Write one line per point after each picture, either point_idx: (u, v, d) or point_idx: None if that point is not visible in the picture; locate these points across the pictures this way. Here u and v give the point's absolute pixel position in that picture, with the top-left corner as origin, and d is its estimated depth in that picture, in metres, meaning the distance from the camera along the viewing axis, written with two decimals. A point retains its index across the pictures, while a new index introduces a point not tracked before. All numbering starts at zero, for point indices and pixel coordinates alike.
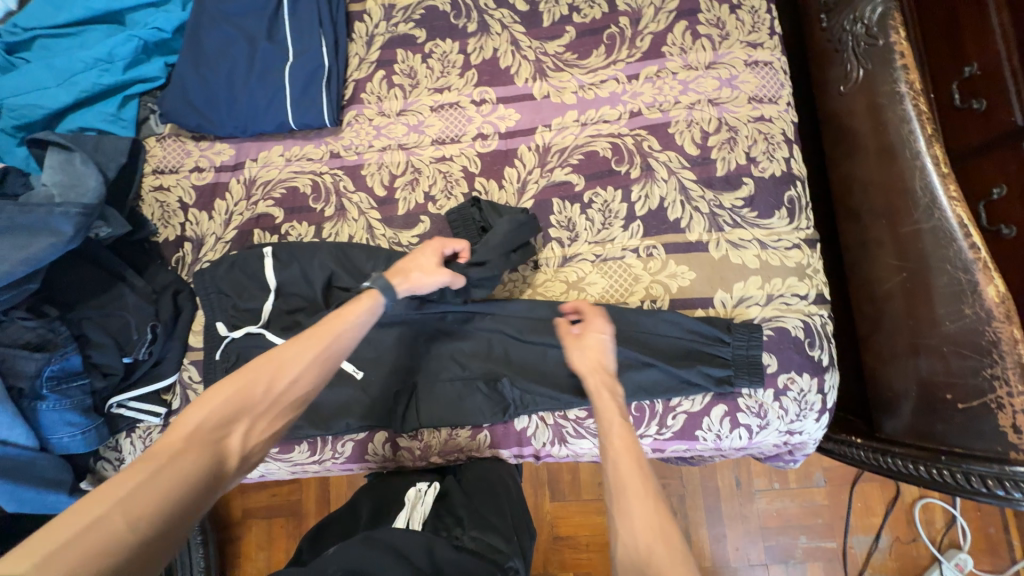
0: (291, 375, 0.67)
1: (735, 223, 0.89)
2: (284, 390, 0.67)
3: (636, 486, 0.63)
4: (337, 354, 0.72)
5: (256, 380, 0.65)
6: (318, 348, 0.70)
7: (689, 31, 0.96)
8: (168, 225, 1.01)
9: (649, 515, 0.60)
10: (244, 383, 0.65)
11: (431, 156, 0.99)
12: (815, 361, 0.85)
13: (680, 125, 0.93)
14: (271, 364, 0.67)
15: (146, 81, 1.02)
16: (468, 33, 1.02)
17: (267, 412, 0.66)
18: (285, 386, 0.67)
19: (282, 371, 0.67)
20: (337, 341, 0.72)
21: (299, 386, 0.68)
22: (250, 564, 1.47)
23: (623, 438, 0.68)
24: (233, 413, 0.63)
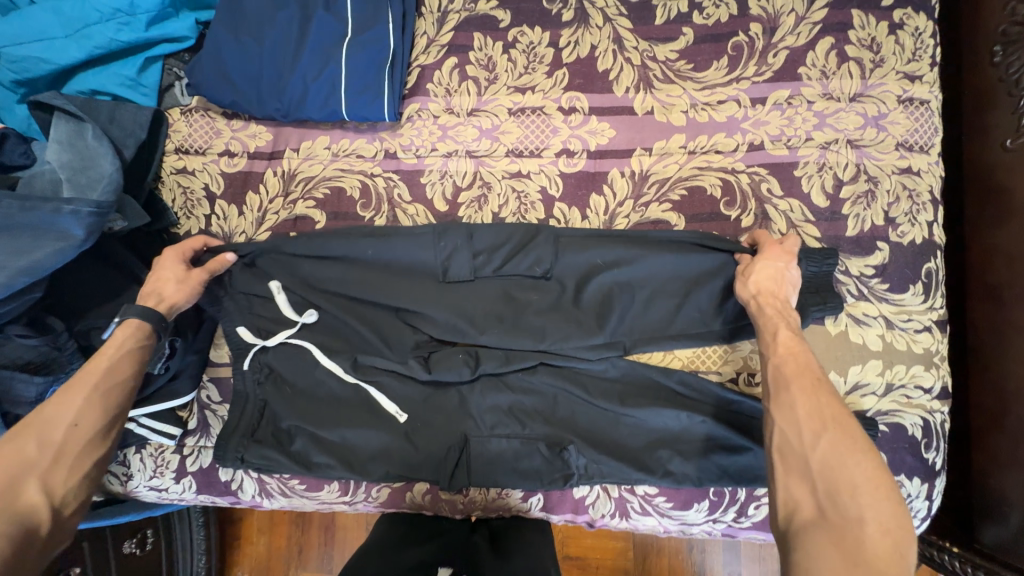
0: (42, 474, 0.59)
1: (860, 294, 0.75)
2: (71, 432, 0.63)
3: (802, 383, 0.59)
4: (101, 415, 0.65)
5: (36, 431, 0.61)
6: (26, 444, 0.60)
7: (835, 51, 0.79)
8: (191, 216, 0.88)
9: (823, 406, 0.57)
10: (11, 451, 0.60)
11: (504, 170, 0.84)
12: (929, 464, 0.74)
13: (809, 167, 0.77)
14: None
15: (174, 41, 0.86)
16: (563, 22, 0.84)
17: (58, 464, 0.61)
18: (68, 428, 0.63)
19: (21, 478, 0.58)
20: (77, 404, 0.64)
21: (93, 407, 0.65)
22: (252, 546, 1.27)
23: (789, 347, 0.63)
24: (13, 477, 0.58)
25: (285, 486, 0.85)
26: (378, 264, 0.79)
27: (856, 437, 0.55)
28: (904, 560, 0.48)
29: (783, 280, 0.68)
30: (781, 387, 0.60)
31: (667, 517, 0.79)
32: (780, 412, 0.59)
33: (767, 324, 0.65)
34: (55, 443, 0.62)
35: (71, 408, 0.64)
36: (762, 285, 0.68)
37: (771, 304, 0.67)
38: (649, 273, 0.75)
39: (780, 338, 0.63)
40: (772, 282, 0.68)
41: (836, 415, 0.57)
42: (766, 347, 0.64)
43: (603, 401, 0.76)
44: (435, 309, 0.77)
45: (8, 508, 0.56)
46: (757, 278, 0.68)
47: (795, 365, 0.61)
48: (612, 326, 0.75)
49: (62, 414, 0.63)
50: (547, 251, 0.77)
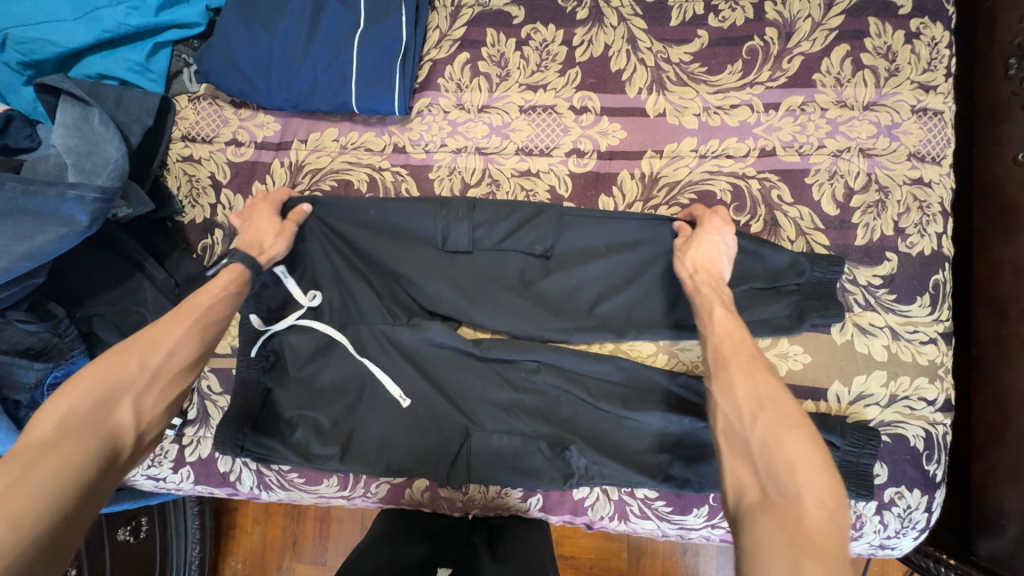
0: (135, 394, 0.58)
1: (867, 304, 0.75)
2: (167, 359, 0.61)
3: (739, 362, 0.60)
4: (195, 348, 0.63)
5: (137, 350, 0.60)
6: (127, 360, 0.58)
7: (851, 58, 0.78)
8: (196, 205, 0.87)
9: (761, 386, 0.58)
10: (113, 363, 0.58)
11: (513, 168, 0.83)
12: (930, 476, 0.74)
13: (820, 175, 0.77)
14: (70, 408, 0.54)
15: (182, 27, 0.85)
16: (577, 21, 0.84)
17: (151, 389, 0.59)
18: (166, 356, 0.61)
19: (116, 395, 0.56)
20: (180, 332, 0.63)
21: (189, 341, 0.63)
22: (245, 537, 1.28)
23: (726, 330, 0.63)
24: (109, 393, 0.56)
25: (283, 479, 0.84)
26: (385, 235, 0.82)
27: (790, 413, 0.56)
28: (841, 532, 0.48)
29: (717, 256, 0.71)
30: (721, 367, 0.60)
31: (665, 521, 0.79)
32: (723, 393, 0.59)
33: (703, 305, 0.67)
34: (152, 366, 0.60)
35: (172, 336, 0.62)
36: (698, 262, 0.70)
37: (705, 283, 0.69)
38: (647, 253, 0.78)
39: (716, 318, 0.65)
40: (705, 261, 0.71)
41: (770, 390, 0.58)
42: (705, 328, 0.65)
43: (607, 404, 0.75)
44: (433, 279, 0.80)
45: (99, 422, 0.55)
46: (694, 256, 0.71)
47: (734, 346, 0.62)
48: (605, 304, 0.79)
49: (159, 339, 0.61)
50: (545, 227, 0.78)
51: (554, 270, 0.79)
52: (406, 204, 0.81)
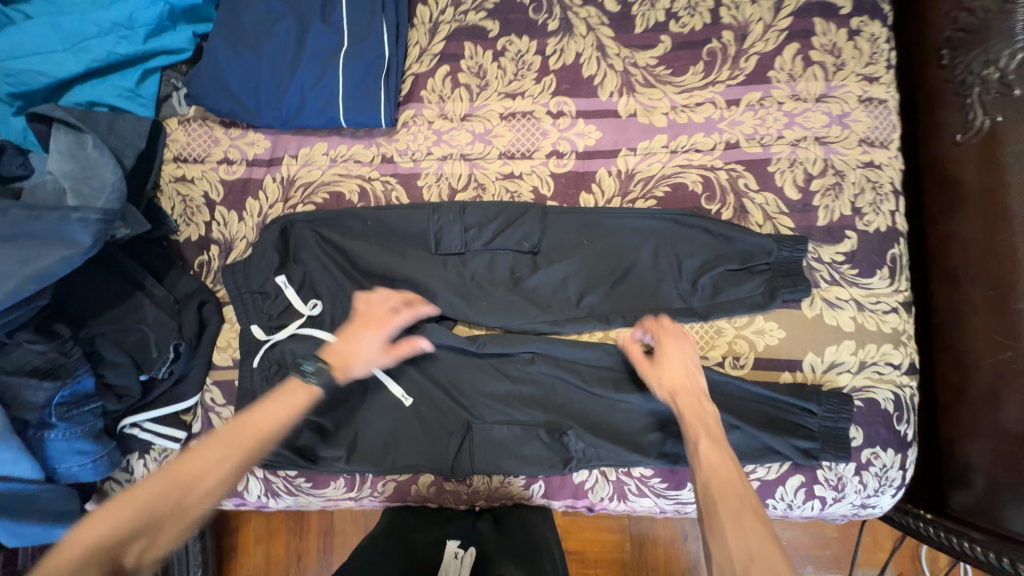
0: (154, 535, 0.57)
1: (832, 280, 0.81)
2: (257, 449, 0.65)
3: (728, 506, 0.62)
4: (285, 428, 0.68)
5: (245, 433, 0.65)
6: (168, 492, 0.59)
7: (801, 55, 0.85)
8: (191, 223, 0.90)
9: (751, 538, 0.59)
10: (212, 450, 0.63)
11: (497, 171, 0.88)
12: (902, 435, 0.80)
13: (781, 163, 0.83)
14: (97, 536, 0.55)
15: (171, 53, 0.88)
16: (548, 31, 0.89)
17: (237, 471, 0.64)
18: (268, 433, 0.66)
19: (140, 533, 0.56)
20: (223, 466, 0.62)
21: (284, 421, 0.68)
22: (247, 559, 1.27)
23: (710, 459, 0.66)
24: (196, 478, 0.61)
25: (291, 485, 0.86)
26: (380, 241, 0.86)
27: (770, 545, 0.58)
28: None
29: (689, 371, 0.75)
30: (710, 502, 0.63)
31: (662, 497, 0.83)
32: (715, 545, 0.60)
33: (689, 431, 0.70)
34: (251, 450, 0.64)
35: (271, 419, 0.67)
36: (676, 383, 0.74)
37: (685, 401, 0.72)
38: (627, 245, 0.83)
39: (702, 450, 0.68)
40: (685, 378, 0.74)
41: (745, 510, 0.61)
42: (694, 463, 0.67)
43: (600, 388, 0.80)
44: (427, 280, 0.84)
45: (113, 558, 0.54)
46: (667, 375, 0.74)
47: (718, 478, 0.65)
48: (592, 296, 0.83)
49: (198, 461, 0.62)
50: (531, 226, 0.84)
51: (541, 265, 0.84)
52: (399, 208, 0.85)
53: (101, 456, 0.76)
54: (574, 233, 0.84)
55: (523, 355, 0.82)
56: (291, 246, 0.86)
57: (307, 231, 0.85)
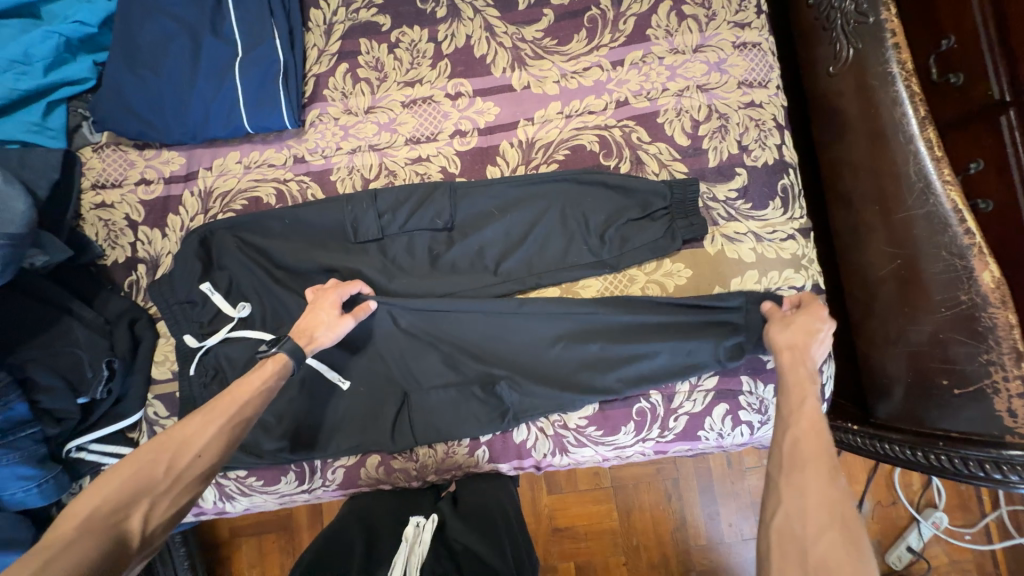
0: (154, 500, 0.58)
1: (730, 216, 0.86)
2: (241, 413, 0.67)
3: (818, 467, 0.56)
4: (260, 400, 0.69)
5: (226, 407, 0.67)
6: (158, 458, 0.60)
7: (674, 12, 0.90)
8: (116, 246, 0.92)
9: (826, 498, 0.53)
10: (195, 420, 0.64)
11: (405, 157, 0.91)
12: (815, 352, 0.85)
13: (669, 114, 0.88)
14: (97, 504, 0.55)
15: (74, 84, 0.90)
16: (438, 19, 0.93)
17: (220, 438, 0.64)
18: (247, 402, 0.68)
19: (137, 497, 0.57)
20: (211, 432, 0.64)
21: (260, 396, 0.70)
22: None
23: (810, 424, 0.61)
24: (183, 443, 0.62)
25: (243, 486, 0.88)
26: (299, 234, 0.89)
27: (852, 528, 0.51)
28: None
29: (814, 342, 0.73)
30: (794, 467, 0.56)
31: (601, 445, 0.86)
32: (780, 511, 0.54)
33: (786, 401, 0.65)
34: (237, 416, 0.67)
35: (248, 392, 0.69)
36: (793, 344, 0.71)
37: (789, 371, 0.69)
38: (536, 208, 0.88)
39: (805, 411, 0.63)
40: (802, 349, 0.71)
41: (844, 509, 0.53)
42: (787, 422, 0.62)
43: (528, 335, 0.85)
44: (348, 266, 0.87)
45: (116, 522, 0.55)
46: (789, 333, 0.72)
47: (811, 447, 0.58)
48: (509, 261, 0.88)
49: (191, 429, 0.64)
50: (440, 203, 0.87)
51: (457, 239, 0.88)
52: (314, 204, 0.88)
53: (46, 480, 0.79)
54: (484, 206, 0.89)
55: (449, 321, 0.86)
56: (213, 254, 0.88)
57: (227, 237, 0.88)
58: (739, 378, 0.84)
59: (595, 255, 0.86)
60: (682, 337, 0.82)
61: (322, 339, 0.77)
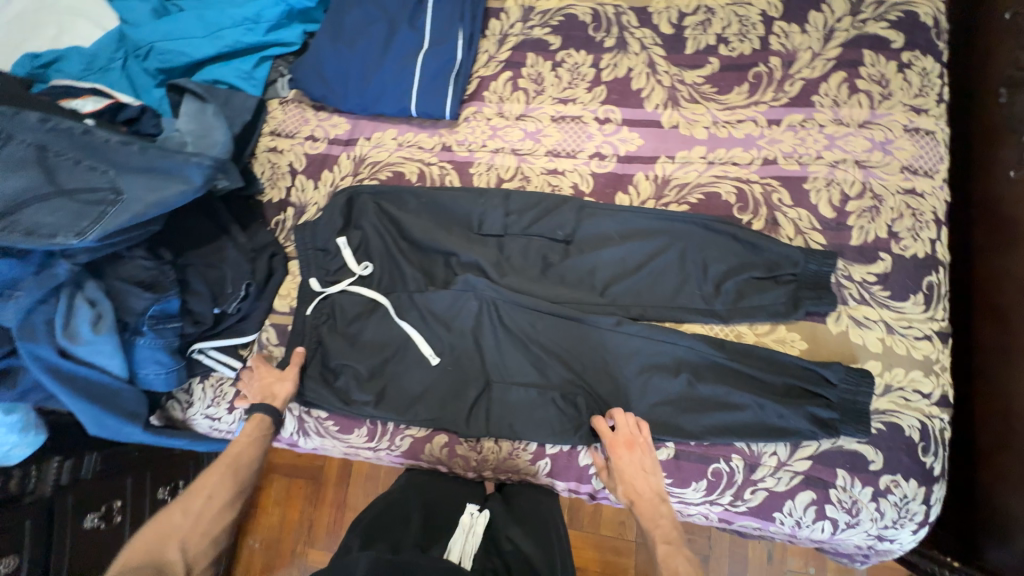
0: (183, 539, 0.75)
1: (862, 299, 0.81)
2: (241, 465, 0.83)
3: None
4: (256, 451, 0.85)
5: (229, 460, 0.83)
6: (165, 534, 0.75)
7: (847, 83, 0.88)
8: (275, 187, 1.04)
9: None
10: (207, 478, 0.81)
11: (542, 166, 0.96)
12: (927, 469, 0.77)
13: (818, 182, 0.86)
14: (137, 556, 0.72)
15: (284, 46, 1.05)
16: (605, 48, 0.99)
17: (223, 486, 0.81)
18: (247, 456, 0.84)
19: (167, 544, 0.74)
20: (218, 478, 0.81)
21: (255, 446, 0.85)
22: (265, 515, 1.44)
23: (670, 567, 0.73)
24: (195, 495, 0.79)
25: (321, 427, 0.94)
26: (431, 213, 0.96)
27: None
28: None
29: (643, 472, 0.80)
30: None
31: (665, 494, 0.83)
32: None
33: (648, 538, 0.77)
34: (239, 469, 0.83)
35: (239, 445, 0.85)
36: (628, 484, 0.79)
37: (644, 512, 0.78)
38: (657, 242, 0.88)
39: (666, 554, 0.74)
40: (645, 483, 0.79)
41: None
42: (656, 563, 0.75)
43: (620, 359, 0.86)
44: (467, 253, 0.92)
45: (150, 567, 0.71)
46: (625, 473, 0.80)
47: None
48: (618, 286, 0.89)
49: (179, 508, 0.78)
50: (566, 215, 0.91)
51: (574, 251, 0.91)
52: (450, 189, 0.95)
53: (173, 369, 0.88)
54: (609, 227, 0.91)
55: (547, 328, 0.88)
56: (354, 214, 0.97)
57: (370, 202, 0.96)
58: (835, 470, 0.78)
59: (708, 301, 0.85)
60: (783, 411, 0.78)
61: (282, 396, 0.88)
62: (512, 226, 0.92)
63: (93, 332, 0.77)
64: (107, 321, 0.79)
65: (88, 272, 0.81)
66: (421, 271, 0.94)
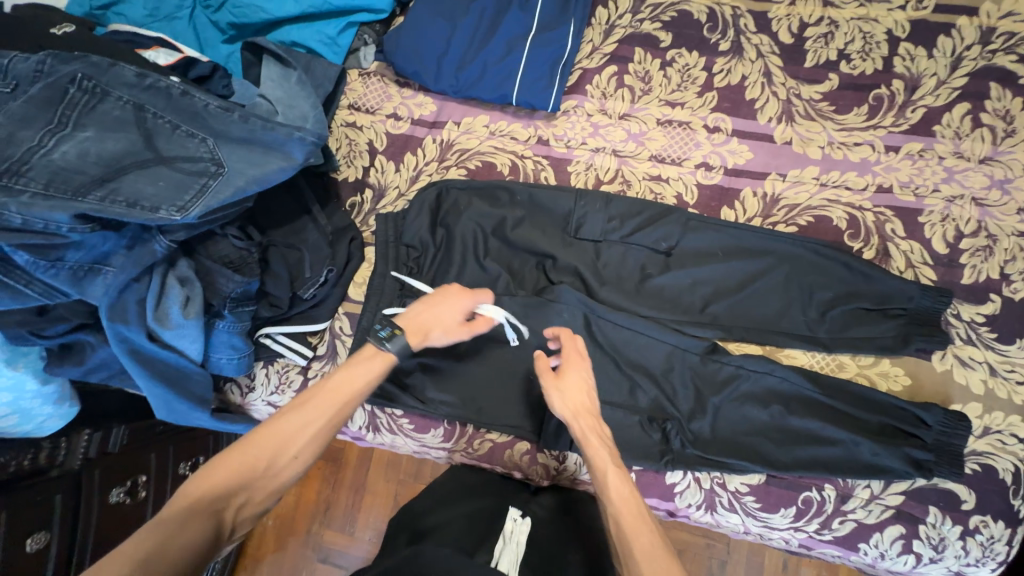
0: (253, 490, 0.61)
1: (968, 339, 0.81)
2: (334, 422, 0.67)
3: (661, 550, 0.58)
4: (354, 401, 0.69)
5: (326, 413, 0.66)
6: (239, 484, 0.60)
7: (970, 116, 0.86)
8: (351, 166, 0.97)
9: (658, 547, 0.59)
10: (284, 425, 0.65)
11: (645, 172, 0.92)
12: (1014, 510, 0.77)
13: (933, 217, 0.84)
14: (203, 490, 0.58)
15: (373, 12, 0.97)
16: (719, 51, 0.94)
17: (307, 441, 0.65)
18: (348, 402, 0.68)
19: (240, 490, 0.60)
20: (307, 431, 0.65)
21: (359, 396, 0.70)
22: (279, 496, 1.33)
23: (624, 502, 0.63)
24: (270, 447, 0.63)
25: (394, 424, 0.90)
26: (526, 211, 0.91)
27: None
28: None
29: (588, 393, 0.73)
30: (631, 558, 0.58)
31: (751, 517, 0.83)
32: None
33: (590, 456, 0.67)
34: (332, 424, 0.67)
35: (349, 390, 0.69)
36: (572, 403, 0.71)
37: (582, 428, 0.70)
38: (763, 264, 0.85)
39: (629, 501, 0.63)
40: (585, 399, 0.72)
41: None
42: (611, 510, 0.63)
43: (714, 386, 0.83)
44: (563, 258, 0.88)
45: (217, 510, 0.57)
46: (569, 396, 0.72)
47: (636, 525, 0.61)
48: (719, 306, 0.86)
49: (263, 448, 0.63)
50: (670, 227, 0.87)
51: (676, 265, 0.87)
52: (549, 188, 0.90)
53: (245, 355, 0.81)
54: (712, 245, 0.87)
55: (641, 345, 0.85)
56: (443, 205, 0.92)
57: (462, 196, 0.91)
58: (927, 507, 0.78)
59: (812, 330, 0.83)
60: (878, 449, 0.77)
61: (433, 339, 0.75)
62: (613, 233, 0.88)
63: (181, 315, 0.72)
64: (196, 305, 0.74)
65: (182, 251, 0.76)
66: (510, 272, 0.90)
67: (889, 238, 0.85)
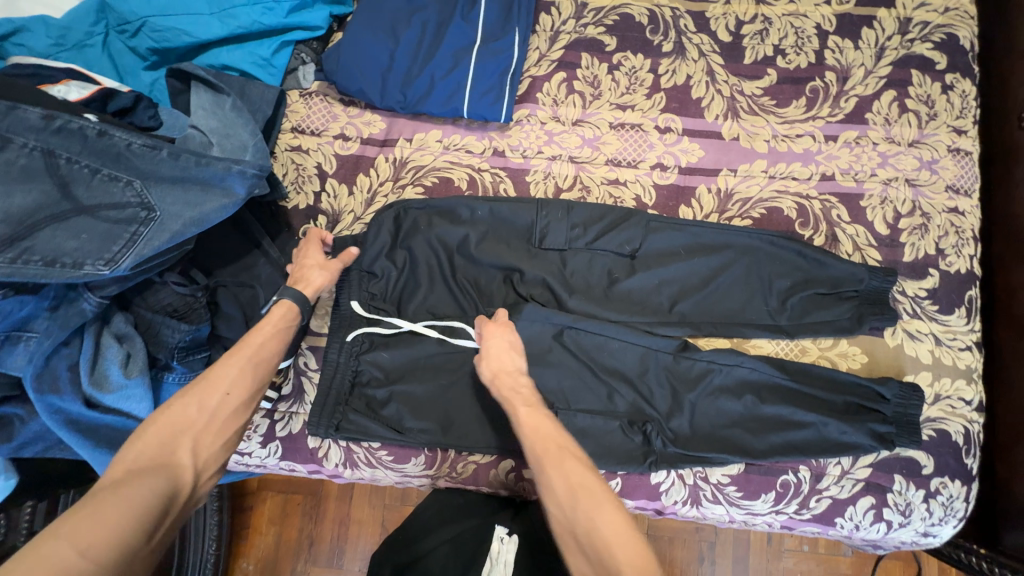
0: (195, 441, 0.59)
1: (914, 313, 0.86)
2: (263, 359, 0.68)
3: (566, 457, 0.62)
4: (280, 341, 0.71)
5: (246, 356, 0.67)
6: (174, 437, 0.58)
7: (897, 103, 0.91)
8: (301, 192, 0.92)
9: (615, 511, 0.57)
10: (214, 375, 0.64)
11: (602, 176, 0.92)
12: (968, 469, 0.83)
13: (873, 200, 0.89)
14: (140, 453, 0.56)
15: (308, 30, 0.93)
16: (662, 52, 0.95)
17: (237, 380, 0.65)
18: (264, 346, 0.69)
19: (175, 447, 0.58)
20: (231, 371, 0.65)
21: (279, 338, 0.71)
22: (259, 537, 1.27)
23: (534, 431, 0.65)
24: (197, 393, 0.62)
25: (371, 457, 0.87)
26: (487, 225, 0.89)
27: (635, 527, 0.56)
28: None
29: (510, 353, 0.74)
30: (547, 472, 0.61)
31: (735, 506, 0.85)
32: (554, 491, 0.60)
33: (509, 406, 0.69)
34: (256, 365, 0.67)
35: (263, 335, 0.70)
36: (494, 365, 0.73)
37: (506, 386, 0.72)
38: (723, 259, 0.87)
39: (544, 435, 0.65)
40: (506, 360, 0.74)
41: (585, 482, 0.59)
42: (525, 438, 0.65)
43: (689, 382, 0.84)
44: (529, 270, 0.86)
45: (164, 463, 0.56)
46: (491, 361, 0.74)
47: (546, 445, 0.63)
48: (686, 303, 0.87)
49: (192, 404, 0.61)
50: (634, 231, 0.87)
51: (641, 268, 0.88)
52: (509, 200, 0.89)
53: None
54: (675, 244, 0.88)
55: (615, 349, 0.85)
56: (400, 225, 0.88)
57: (421, 216, 0.88)
58: (892, 475, 0.83)
59: (775, 318, 0.86)
60: (845, 427, 0.80)
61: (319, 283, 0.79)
62: (575, 240, 0.88)
63: (123, 375, 0.68)
64: (138, 361, 0.70)
65: (118, 305, 0.72)
66: (477, 288, 0.88)
67: (835, 223, 0.89)
